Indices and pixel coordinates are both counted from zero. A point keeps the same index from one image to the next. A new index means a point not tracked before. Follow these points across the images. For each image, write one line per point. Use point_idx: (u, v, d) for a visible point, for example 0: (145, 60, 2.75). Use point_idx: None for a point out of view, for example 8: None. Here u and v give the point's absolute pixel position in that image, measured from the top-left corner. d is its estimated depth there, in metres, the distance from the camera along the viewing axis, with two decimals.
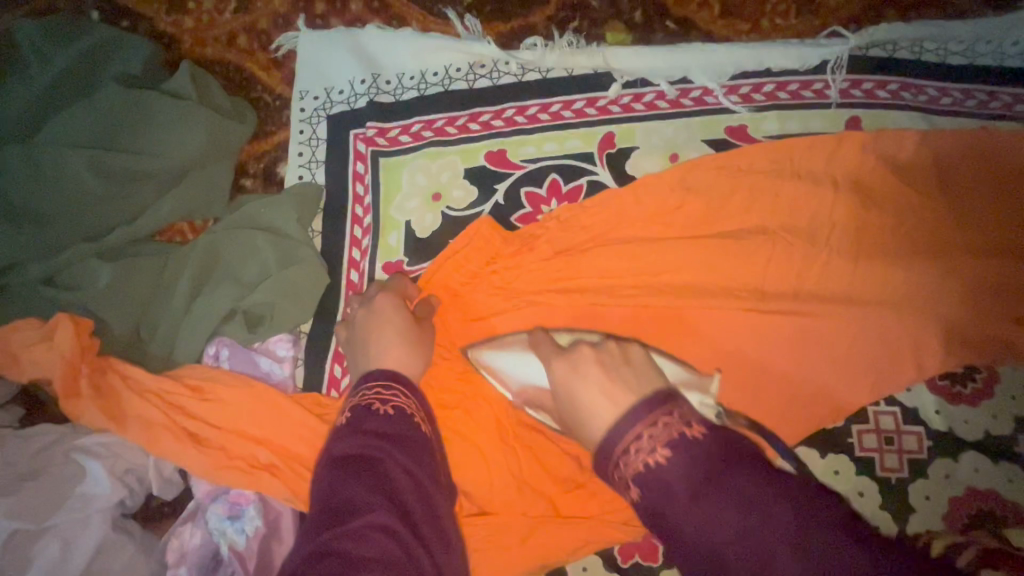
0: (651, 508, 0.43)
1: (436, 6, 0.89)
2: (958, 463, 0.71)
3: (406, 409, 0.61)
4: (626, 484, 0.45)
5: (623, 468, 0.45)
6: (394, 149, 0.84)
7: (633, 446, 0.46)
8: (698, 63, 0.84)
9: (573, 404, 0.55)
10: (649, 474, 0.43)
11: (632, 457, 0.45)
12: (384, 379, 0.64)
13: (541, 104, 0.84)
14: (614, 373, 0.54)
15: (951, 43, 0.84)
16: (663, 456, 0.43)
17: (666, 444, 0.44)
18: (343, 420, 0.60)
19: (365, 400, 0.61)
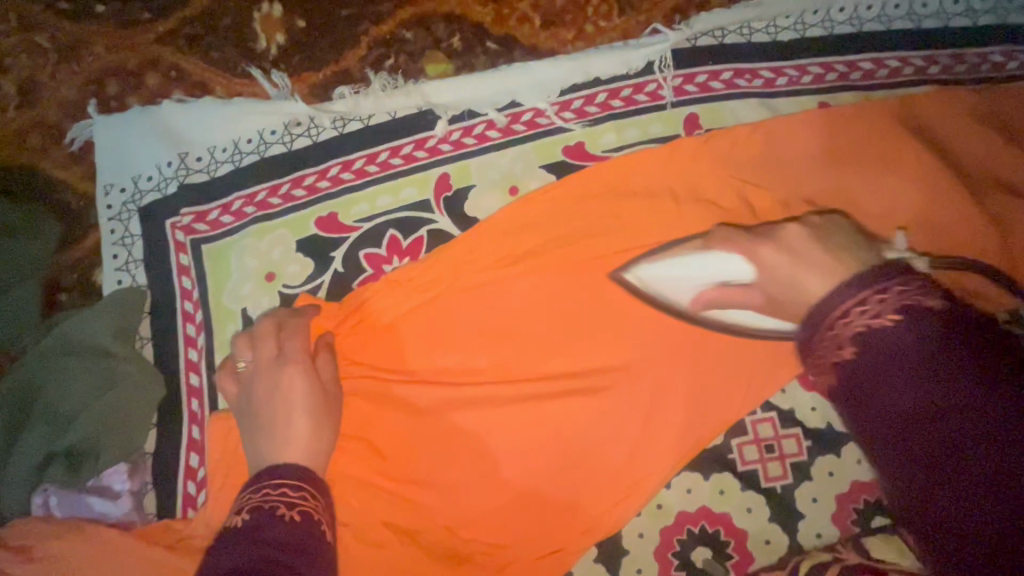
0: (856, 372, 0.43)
1: (239, 66, 0.82)
2: (842, 458, 0.69)
3: (311, 513, 0.55)
4: (838, 344, 0.44)
5: (838, 329, 0.44)
6: (215, 232, 0.77)
7: (857, 306, 0.44)
8: (523, 84, 0.79)
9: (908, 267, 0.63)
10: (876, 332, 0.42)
11: (854, 314, 0.44)
12: (294, 480, 0.57)
13: (367, 155, 0.78)
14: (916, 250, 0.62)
15: (779, 19, 0.80)
16: (891, 321, 0.42)
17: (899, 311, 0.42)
18: (237, 526, 0.53)
19: (270, 505, 0.54)
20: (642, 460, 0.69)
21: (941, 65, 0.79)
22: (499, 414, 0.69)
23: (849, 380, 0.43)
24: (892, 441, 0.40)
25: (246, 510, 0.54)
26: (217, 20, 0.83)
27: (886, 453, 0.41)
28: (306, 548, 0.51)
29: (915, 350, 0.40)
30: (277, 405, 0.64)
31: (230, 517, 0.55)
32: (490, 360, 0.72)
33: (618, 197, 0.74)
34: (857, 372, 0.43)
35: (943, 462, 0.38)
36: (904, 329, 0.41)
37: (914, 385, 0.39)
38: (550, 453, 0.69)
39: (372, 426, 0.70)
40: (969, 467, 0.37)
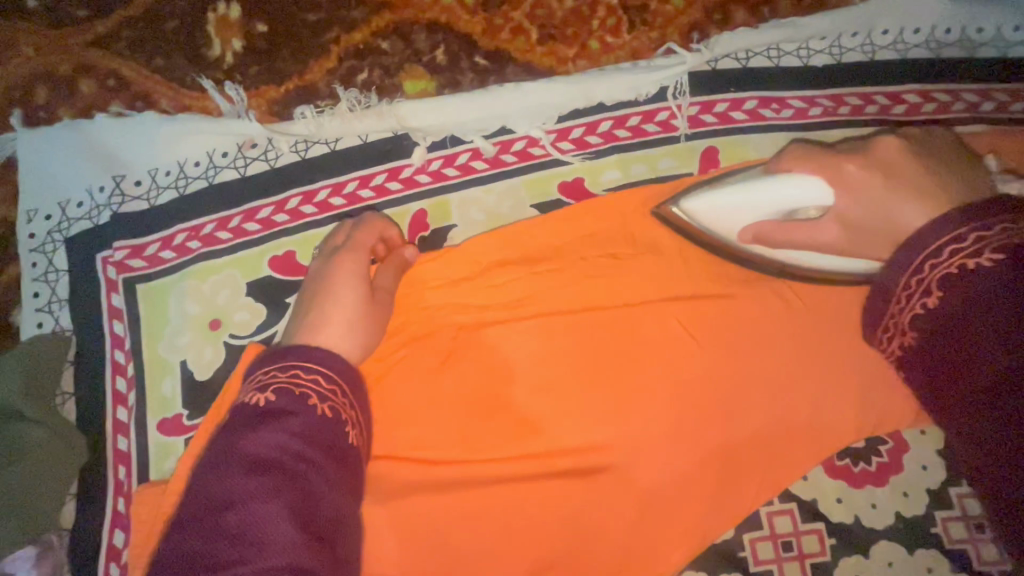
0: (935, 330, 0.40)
1: (188, 76, 0.71)
2: (871, 560, 0.60)
3: (339, 409, 0.47)
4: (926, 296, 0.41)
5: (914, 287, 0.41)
6: (154, 270, 0.67)
7: (950, 246, 0.40)
8: (515, 107, 0.68)
9: (873, 203, 0.49)
10: (970, 280, 0.38)
11: (946, 256, 0.40)
12: (323, 368, 0.49)
13: (332, 185, 0.68)
14: (926, 163, 0.49)
15: (812, 41, 0.70)
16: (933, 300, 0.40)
17: (1002, 250, 0.38)
18: (249, 403, 0.45)
19: (301, 390, 0.46)
20: (639, 556, 0.60)
21: (996, 101, 0.69)
22: (474, 499, 0.59)
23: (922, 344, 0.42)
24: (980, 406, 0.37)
25: (270, 389, 0.46)
26: (164, 21, 0.72)
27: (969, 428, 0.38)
28: (337, 453, 0.44)
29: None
30: (321, 293, 0.58)
31: (248, 394, 0.47)
32: (467, 432, 0.62)
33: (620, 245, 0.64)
34: (937, 330, 0.40)
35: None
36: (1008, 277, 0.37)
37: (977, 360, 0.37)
38: (532, 547, 0.59)
39: None
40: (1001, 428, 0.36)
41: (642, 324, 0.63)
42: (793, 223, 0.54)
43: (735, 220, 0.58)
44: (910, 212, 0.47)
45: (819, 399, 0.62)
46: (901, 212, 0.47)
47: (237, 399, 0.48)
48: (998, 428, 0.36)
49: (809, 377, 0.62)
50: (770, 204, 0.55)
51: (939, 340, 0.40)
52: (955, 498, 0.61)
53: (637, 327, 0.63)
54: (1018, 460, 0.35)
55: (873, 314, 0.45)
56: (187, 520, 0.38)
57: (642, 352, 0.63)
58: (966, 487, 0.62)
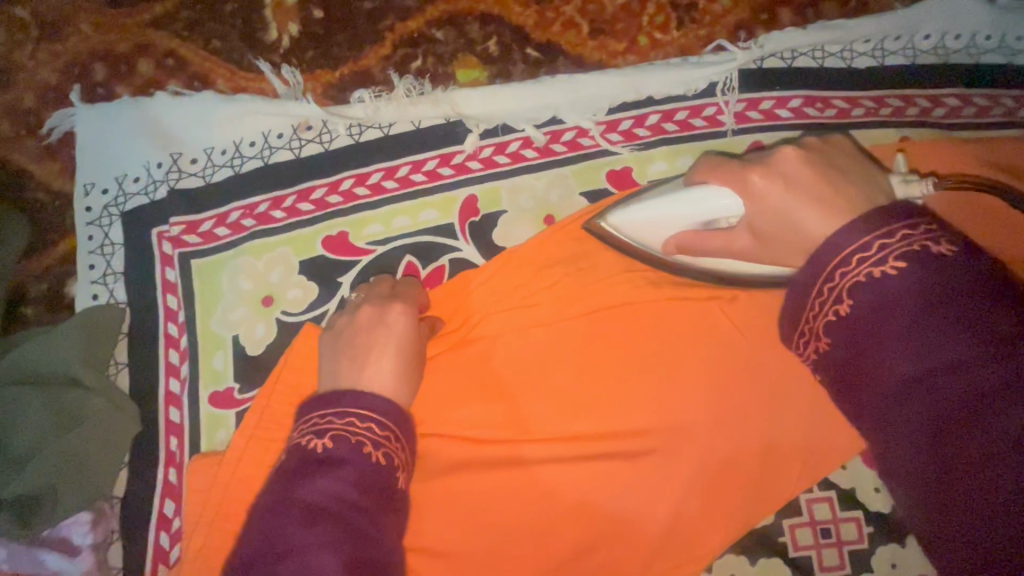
0: (859, 321, 0.37)
1: (245, 58, 0.72)
2: (908, 548, 0.61)
3: (395, 455, 0.47)
4: (838, 297, 0.38)
5: (837, 276, 0.38)
6: (208, 246, 0.68)
7: (858, 255, 0.38)
8: (566, 99, 0.69)
9: (775, 213, 0.47)
10: (881, 283, 0.36)
11: (854, 264, 0.38)
12: (378, 415, 0.48)
13: (385, 169, 0.69)
14: (827, 173, 0.46)
15: (856, 43, 0.72)
16: (894, 269, 0.36)
17: (902, 258, 0.36)
18: (303, 450, 0.46)
19: (354, 436, 0.46)
20: (682, 539, 0.61)
21: None
22: (523, 479, 0.61)
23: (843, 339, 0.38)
24: (910, 401, 0.34)
25: (325, 436, 0.46)
26: (222, 4, 0.73)
27: (887, 426, 0.35)
28: (390, 506, 0.44)
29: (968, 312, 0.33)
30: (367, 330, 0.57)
31: (303, 436, 0.47)
32: (516, 414, 0.63)
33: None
34: (847, 336, 0.38)
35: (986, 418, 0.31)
36: (916, 276, 0.35)
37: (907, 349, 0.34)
38: (578, 527, 0.60)
39: None
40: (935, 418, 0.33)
41: (688, 315, 0.65)
42: (711, 232, 0.54)
43: (656, 230, 0.58)
44: (817, 221, 0.44)
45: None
46: (810, 224, 0.45)
47: (290, 440, 0.48)
48: (917, 424, 0.34)
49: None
50: (692, 213, 0.54)
51: (851, 344, 0.38)
52: None
53: (684, 316, 0.64)
54: (990, 463, 0.31)
55: (790, 324, 0.42)
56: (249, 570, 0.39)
57: (689, 341, 0.64)
58: None
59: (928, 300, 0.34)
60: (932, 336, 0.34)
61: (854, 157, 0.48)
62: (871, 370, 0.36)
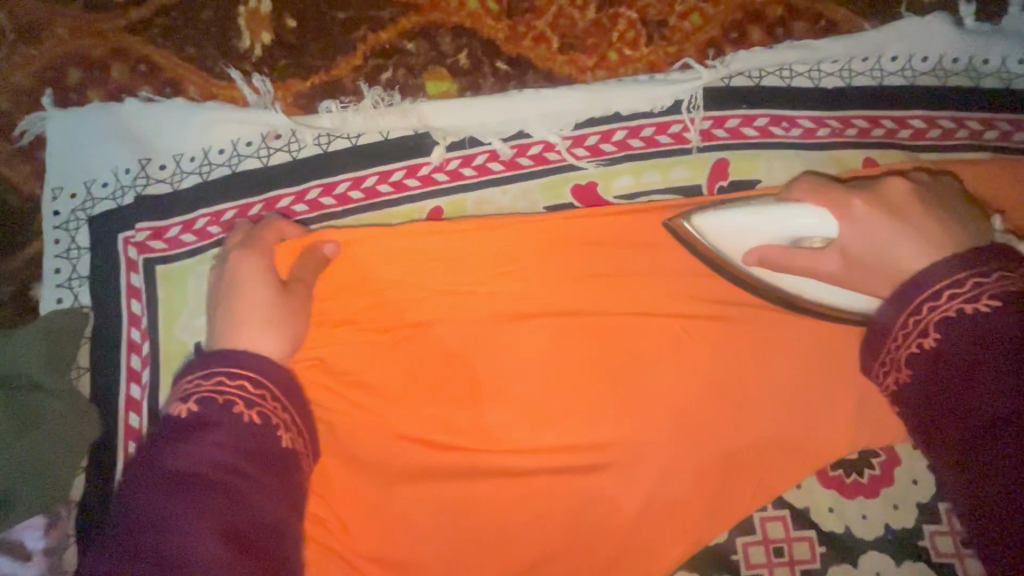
0: (936, 357, 0.42)
1: (218, 66, 0.73)
2: (859, 569, 0.62)
3: (269, 413, 0.48)
4: (925, 329, 0.43)
5: (925, 312, 0.43)
6: (173, 253, 0.68)
7: (948, 291, 0.43)
8: (534, 113, 0.70)
9: (875, 236, 0.51)
10: (968, 317, 0.41)
11: (944, 299, 0.43)
12: (246, 372, 0.49)
13: (352, 179, 0.70)
14: (908, 207, 0.51)
15: (824, 64, 0.72)
16: (987, 307, 0.41)
17: (997, 297, 0.41)
18: (173, 415, 0.46)
19: (224, 399, 0.47)
20: (634, 555, 0.61)
21: (999, 130, 0.71)
22: (476, 492, 0.61)
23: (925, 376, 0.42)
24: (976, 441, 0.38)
25: (196, 402, 0.47)
26: (197, 11, 0.74)
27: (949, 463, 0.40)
28: (266, 459, 0.45)
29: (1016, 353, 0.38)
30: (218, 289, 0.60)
31: (173, 403, 0.48)
32: (471, 427, 0.63)
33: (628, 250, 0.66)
34: (922, 365, 0.43)
35: None
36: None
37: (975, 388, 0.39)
38: (530, 540, 0.60)
39: (329, 494, 0.61)
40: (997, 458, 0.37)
41: (647, 330, 0.65)
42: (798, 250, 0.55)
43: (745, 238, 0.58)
44: (913, 250, 0.49)
45: (815, 410, 0.63)
46: (903, 249, 0.49)
47: (163, 409, 0.49)
48: (980, 465, 0.37)
49: (806, 386, 0.64)
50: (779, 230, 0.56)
51: (924, 377, 0.42)
52: (946, 516, 0.63)
53: (642, 332, 0.65)
54: None
55: (875, 345, 0.47)
56: (110, 540, 0.40)
57: (646, 356, 0.64)
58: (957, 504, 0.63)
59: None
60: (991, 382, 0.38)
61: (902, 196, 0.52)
62: (936, 399, 0.41)
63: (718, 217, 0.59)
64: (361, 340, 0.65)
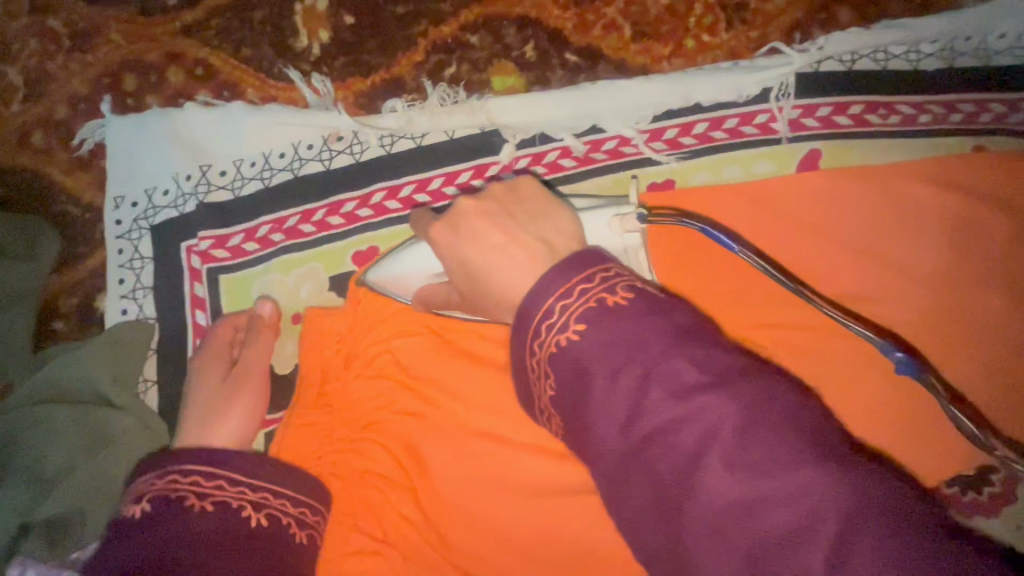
0: (571, 395, 0.36)
1: (275, 67, 0.70)
2: None
3: (233, 502, 0.44)
4: (545, 370, 0.38)
5: (545, 335, 0.37)
6: (236, 262, 0.66)
7: (547, 323, 0.37)
8: (608, 106, 0.66)
9: (480, 263, 0.45)
10: (571, 345, 0.36)
11: (546, 332, 0.37)
12: (200, 462, 0.45)
13: (417, 181, 0.66)
14: (501, 224, 0.46)
15: (923, 44, 0.66)
16: (575, 333, 0.36)
17: (583, 319, 0.36)
18: (175, 509, 0.43)
19: (238, 503, 0.44)
20: None
21: None
22: (561, 513, 0.56)
23: (588, 421, 0.35)
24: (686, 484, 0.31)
25: (206, 497, 0.44)
26: (252, 11, 0.72)
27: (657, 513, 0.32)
28: (259, 557, 0.43)
29: (682, 376, 0.32)
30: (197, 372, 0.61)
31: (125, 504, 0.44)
32: (552, 442, 0.58)
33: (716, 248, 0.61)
34: (564, 407, 0.37)
35: (813, 526, 0.28)
36: (649, 320, 0.35)
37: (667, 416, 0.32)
38: None
39: (407, 512, 0.58)
40: (776, 499, 0.29)
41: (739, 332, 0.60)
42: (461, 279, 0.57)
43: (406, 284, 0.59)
44: (538, 274, 0.42)
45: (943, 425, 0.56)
46: (523, 273, 0.42)
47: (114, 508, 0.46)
48: (709, 511, 0.30)
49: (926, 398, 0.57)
50: None
51: (571, 411, 0.37)
52: None
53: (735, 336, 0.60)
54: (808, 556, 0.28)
55: (529, 399, 0.42)
56: None
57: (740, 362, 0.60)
58: None
59: (631, 344, 0.34)
60: (664, 412, 0.32)
61: (541, 199, 0.48)
62: (592, 432, 0.35)
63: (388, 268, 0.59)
64: (432, 348, 0.62)
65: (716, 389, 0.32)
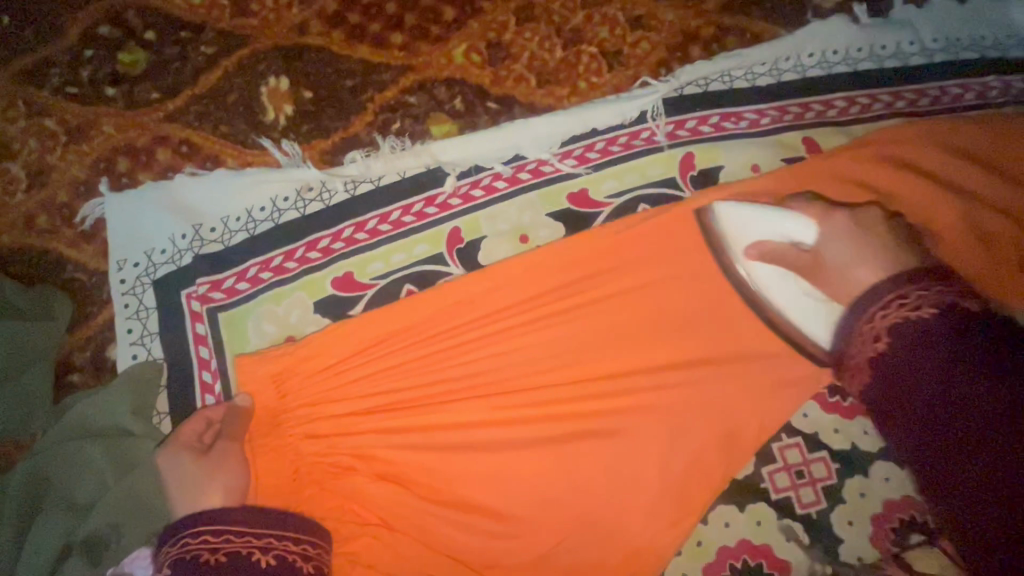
0: (877, 392, 0.52)
1: (249, 137, 0.85)
2: (870, 479, 0.70)
3: (238, 551, 0.56)
4: (871, 352, 0.53)
5: (864, 337, 0.53)
6: (231, 300, 0.77)
7: (865, 318, 0.54)
8: (526, 138, 0.83)
9: (835, 265, 0.63)
10: (913, 325, 0.50)
11: (881, 316, 0.53)
12: (212, 523, 0.57)
13: (379, 215, 0.81)
14: (866, 233, 0.62)
15: (757, 66, 0.87)
16: (887, 343, 0.51)
17: (892, 331, 0.51)
18: (196, 566, 0.55)
19: (248, 550, 0.57)
20: (677, 496, 0.69)
21: (906, 100, 0.86)
22: (529, 463, 0.69)
23: (871, 392, 0.53)
24: (917, 456, 0.48)
25: (218, 550, 0.56)
26: (226, 97, 0.87)
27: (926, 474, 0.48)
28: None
29: (948, 370, 0.46)
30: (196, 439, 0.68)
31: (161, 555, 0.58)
32: (514, 409, 0.71)
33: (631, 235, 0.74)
34: (877, 381, 0.53)
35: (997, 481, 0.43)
36: (920, 347, 0.49)
37: (942, 390, 0.46)
38: (583, 494, 0.68)
39: (404, 482, 0.69)
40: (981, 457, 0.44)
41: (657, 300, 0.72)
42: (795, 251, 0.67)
43: (751, 233, 0.70)
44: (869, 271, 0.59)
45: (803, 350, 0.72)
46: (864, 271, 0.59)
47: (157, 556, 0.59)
48: (944, 475, 0.46)
49: None
50: (756, 235, 0.70)
51: (880, 386, 0.52)
52: None
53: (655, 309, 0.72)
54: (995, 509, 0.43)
55: (842, 343, 0.56)
56: None
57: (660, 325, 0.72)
58: None
59: (919, 347, 0.49)
60: (927, 393, 0.47)
61: (879, 223, 0.63)
62: (868, 395, 0.54)
63: (736, 208, 0.71)
64: (397, 354, 0.72)
65: (995, 377, 0.44)
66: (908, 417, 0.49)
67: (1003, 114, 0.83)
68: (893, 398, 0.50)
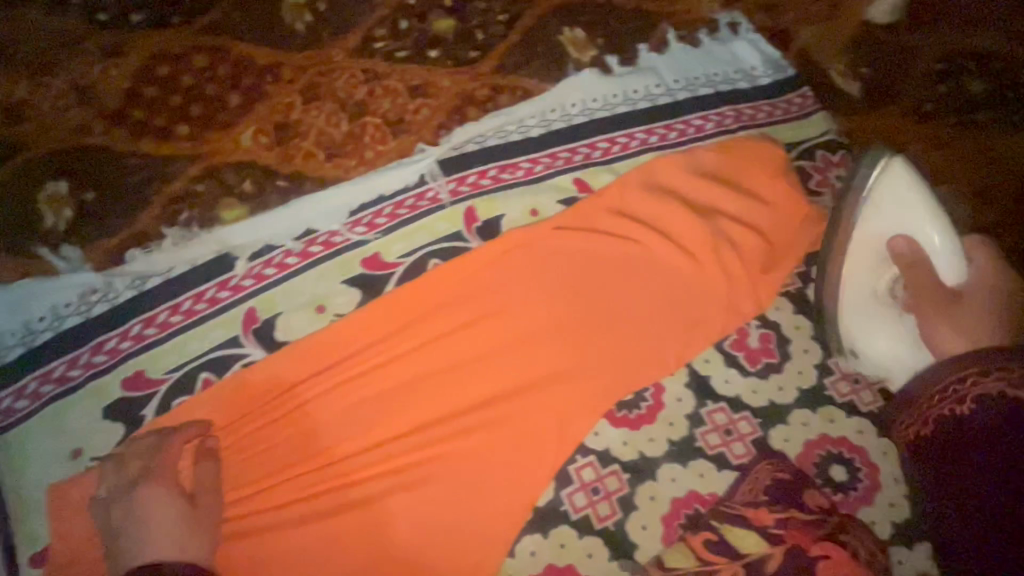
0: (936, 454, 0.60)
1: (27, 247, 0.83)
2: (658, 482, 0.77)
3: None
4: (927, 420, 0.62)
5: (931, 410, 0.62)
6: (8, 421, 0.74)
7: (952, 379, 0.60)
8: (315, 212, 0.86)
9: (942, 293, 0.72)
10: (965, 415, 0.58)
11: (935, 399, 0.62)
12: None
13: (170, 307, 0.81)
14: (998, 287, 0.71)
15: (527, 120, 0.95)
16: (966, 408, 0.58)
17: (976, 399, 0.58)
18: None
19: None
20: (480, 533, 0.72)
21: (659, 135, 0.97)
22: (335, 530, 0.71)
23: (965, 463, 0.56)
24: (974, 519, 0.53)
25: None
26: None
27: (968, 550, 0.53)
28: None
29: (993, 466, 0.54)
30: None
31: None
32: (319, 480, 0.73)
33: (428, 290, 0.83)
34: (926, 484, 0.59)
35: None
36: (998, 423, 0.55)
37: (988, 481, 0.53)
38: (390, 550, 0.71)
39: None
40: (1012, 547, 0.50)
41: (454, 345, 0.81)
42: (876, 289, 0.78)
43: (852, 260, 0.80)
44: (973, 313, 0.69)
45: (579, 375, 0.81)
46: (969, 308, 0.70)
47: None
48: (967, 528, 0.54)
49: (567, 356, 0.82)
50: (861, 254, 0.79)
51: (937, 482, 0.58)
52: (706, 416, 0.81)
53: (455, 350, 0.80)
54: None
55: (908, 400, 0.64)
56: None
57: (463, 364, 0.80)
58: (711, 406, 0.82)
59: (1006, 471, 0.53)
60: (980, 478, 0.54)
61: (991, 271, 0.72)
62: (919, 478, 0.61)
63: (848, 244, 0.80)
64: (189, 449, 0.72)
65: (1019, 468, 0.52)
66: (973, 521, 0.53)
67: (737, 138, 0.96)
68: (960, 480, 0.56)
